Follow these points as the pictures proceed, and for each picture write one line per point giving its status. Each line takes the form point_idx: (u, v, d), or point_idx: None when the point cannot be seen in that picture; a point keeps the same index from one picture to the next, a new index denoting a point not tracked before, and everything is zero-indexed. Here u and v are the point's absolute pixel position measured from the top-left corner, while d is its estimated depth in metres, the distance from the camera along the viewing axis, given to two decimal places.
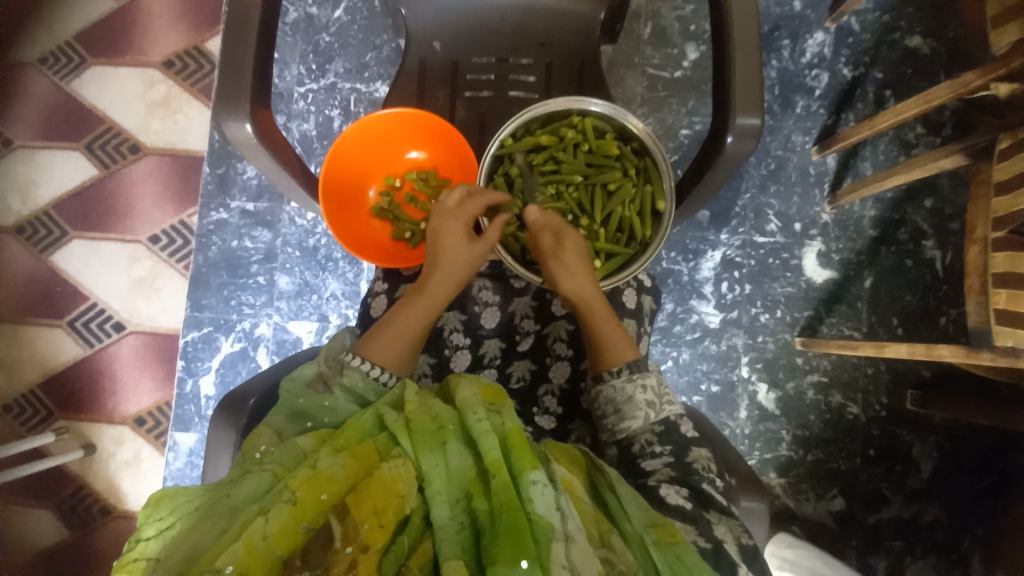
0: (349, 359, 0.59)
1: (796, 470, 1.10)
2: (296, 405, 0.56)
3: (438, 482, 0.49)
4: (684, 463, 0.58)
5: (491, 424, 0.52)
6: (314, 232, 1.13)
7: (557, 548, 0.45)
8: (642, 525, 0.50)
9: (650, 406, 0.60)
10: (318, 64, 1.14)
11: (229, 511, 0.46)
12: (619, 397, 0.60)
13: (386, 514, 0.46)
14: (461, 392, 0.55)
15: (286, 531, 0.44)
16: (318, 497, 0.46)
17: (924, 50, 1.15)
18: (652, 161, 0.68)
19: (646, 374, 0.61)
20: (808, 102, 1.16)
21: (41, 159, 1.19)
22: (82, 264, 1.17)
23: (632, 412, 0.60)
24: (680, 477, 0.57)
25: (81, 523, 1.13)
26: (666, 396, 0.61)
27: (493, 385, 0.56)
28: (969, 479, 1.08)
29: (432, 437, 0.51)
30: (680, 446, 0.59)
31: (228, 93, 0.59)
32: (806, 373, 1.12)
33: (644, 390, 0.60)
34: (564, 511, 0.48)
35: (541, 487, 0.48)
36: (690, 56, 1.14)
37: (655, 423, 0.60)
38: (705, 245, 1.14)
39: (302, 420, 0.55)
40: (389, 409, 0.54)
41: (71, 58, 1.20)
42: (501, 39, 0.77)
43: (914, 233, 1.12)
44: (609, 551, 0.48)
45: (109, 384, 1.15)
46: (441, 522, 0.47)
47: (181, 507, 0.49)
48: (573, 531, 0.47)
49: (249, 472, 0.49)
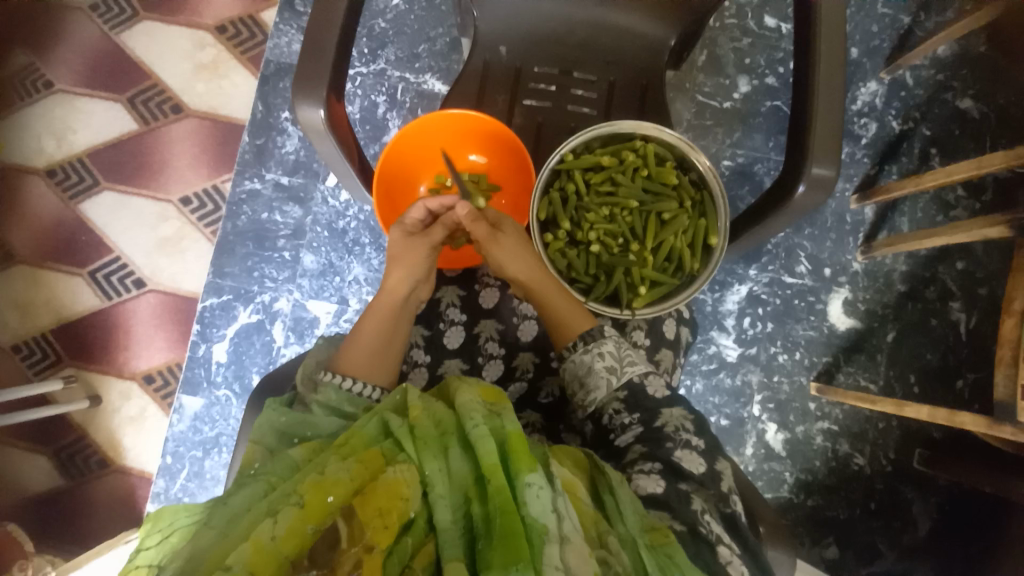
0: (323, 378, 0.60)
1: (794, 513, 1.10)
2: (279, 425, 0.55)
3: (442, 486, 0.48)
4: (654, 429, 0.57)
5: (490, 427, 0.50)
6: (345, 214, 1.13)
7: (551, 550, 0.44)
8: (637, 529, 0.48)
9: (611, 372, 0.60)
10: (370, 48, 1.13)
11: (231, 516, 0.46)
12: (580, 371, 0.61)
13: (391, 515, 0.45)
14: (460, 395, 0.54)
15: (295, 532, 0.44)
16: (325, 499, 0.45)
17: (975, 113, 1.14)
18: (709, 195, 0.69)
19: (601, 341, 0.61)
20: (854, 149, 1.15)
21: (81, 106, 1.19)
22: (110, 216, 1.17)
23: (595, 383, 0.60)
24: (650, 452, 0.55)
25: (76, 473, 1.13)
26: (627, 359, 0.61)
27: (493, 387, 0.55)
28: (966, 546, 1.08)
29: (435, 443, 0.50)
30: (649, 412, 0.58)
31: (305, 76, 0.59)
32: (816, 419, 1.11)
33: (602, 358, 0.60)
34: (560, 513, 0.46)
35: (537, 490, 0.46)
36: (742, 88, 1.14)
37: (620, 390, 0.59)
38: (732, 278, 1.13)
39: (288, 438, 0.54)
40: (392, 414, 0.52)
41: (126, 10, 1.20)
42: (568, 51, 0.77)
43: (942, 293, 1.12)
44: (605, 552, 0.46)
45: (123, 339, 1.15)
46: (444, 525, 0.47)
47: (179, 521, 0.49)
48: (568, 533, 0.45)
49: (245, 484, 0.49)
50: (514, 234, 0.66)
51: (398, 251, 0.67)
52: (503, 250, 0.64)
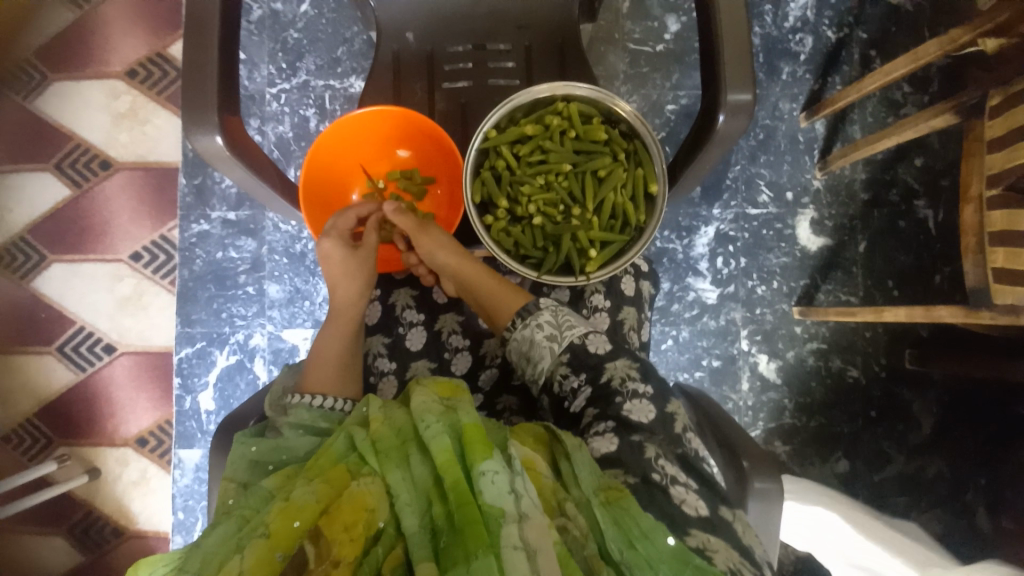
0: (291, 400, 0.61)
1: (800, 436, 1.12)
2: (251, 456, 0.54)
3: (405, 493, 0.46)
4: (602, 385, 0.57)
5: (446, 423, 0.49)
6: (300, 237, 1.11)
7: (510, 530, 0.43)
8: (591, 489, 0.47)
9: (552, 340, 0.60)
10: (288, 62, 1.09)
11: (202, 559, 0.45)
12: (525, 346, 0.62)
13: (356, 529, 0.45)
14: (416, 397, 0.52)
15: (263, 562, 0.43)
16: (291, 525, 0.45)
17: (908, 5, 1.12)
18: (641, 143, 0.68)
19: (536, 313, 0.62)
20: (794, 67, 1.13)
21: (9, 182, 1.15)
22: (65, 288, 1.14)
23: (539, 353, 0.61)
24: (602, 411, 0.55)
25: (92, 546, 1.13)
26: (566, 324, 0.61)
27: (451, 381, 0.54)
28: (969, 433, 1.10)
29: (397, 451, 0.49)
30: (595, 369, 0.58)
31: (194, 106, 0.58)
32: (805, 341, 1.12)
33: (540, 328, 0.61)
34: (518, 493, 0.44)
35: (492, 476, 0.45)
36: (672, 27, 1.11)
37: (564, 354, 0.60)
38: (697, 221, 1.12)
39: (261, 466, 0.53)
40: (357, 429, 0.51)
41: (30, 73, 1.14)
42: (478, 25, 0.75)
43: (905, 193, 1.12)
44: (565, 519, 0.46)
45: (107, 407, 1.13)
46: (411, 530, 0.45)
47: (159, 571, 0.48)
48: (527, 510, 0.44)
49: (220, 521, 0.48)
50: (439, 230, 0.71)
51: (338, 267, 0.70)
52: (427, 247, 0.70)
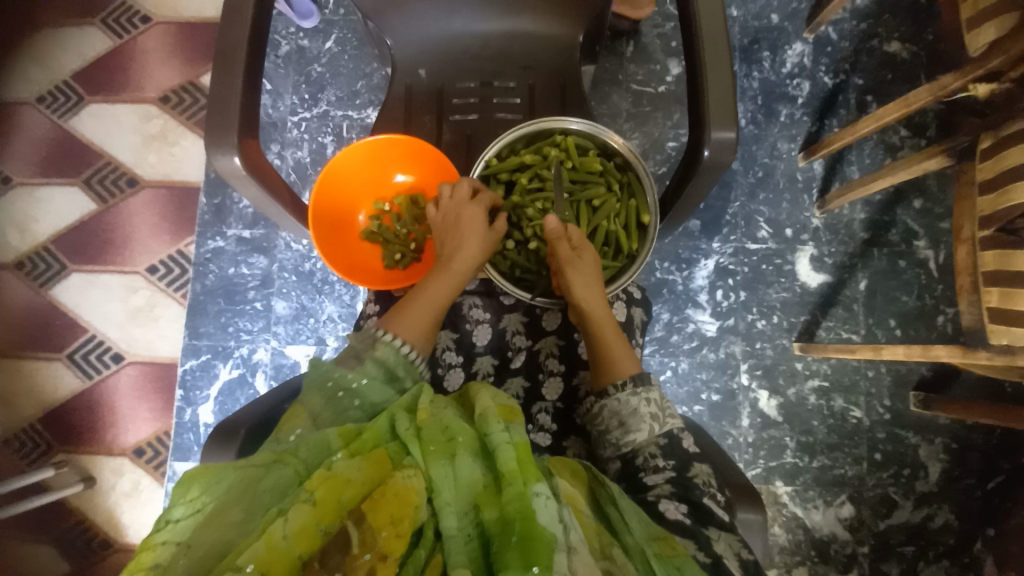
0: (382, 335, 0.61)
1: (802, 478, 1.09)
2: (326, 392, 0.56)
3: (448, 492, 0.48)
4: (685, 477, 0.58)
5: (503, 437, 0.51)
6: (310, 256, 1.14)
7: (560, 558, 0.44)
8: (646, 540, 0.50)
9: (654, 418, 0.62)
10: (310, 93, 1.17)
11: (257, 505, 0.46)
12: (623, 410, 0.63)
13: (402, 523, 0.45)
14: (476, 406, 0.55)
15: (306, 531, 0.43)
16: (336, 499, 0.45)
17: (902, 55, 1.17)
18: (634, 175, 0.73)
19: (649, 387, 0.63)
20: (792, 110, 1.17)
21: (40, 195, 1.21)
22: (82, 297, 1.18)
23: (637, 424, 0.62)
24: (680, 493, 0.57)
25: (78, 558, 1.12)
26: (668, 409, 0.63)
27: (508, 402, 0.56)
28: (977, 483, 1.07)
29: (443, 448, 0.50)
30: (683, 461, 0.60)
31: (216, 129, 0.62)
32: (806, 378, 1.11)
33: (648, 403, 0.62)
34: (567, 522, 0.47)
35: (546, 499, 0.47)
36: (673, 70, 1.17)
37: (660, 435, 0.61)
38: (697, 254, 1.14)
39: (336, 402, 0.55)
40: (402, 416, 0.53)
41: (70, 97, 1.23)
42: (485, 63, 0.81)
43: (905, 234, 1.13)
44: (611, 562, 0.47)
45: (109, 415, 1.15)
46: (450, 532, 0.47)
47: (214, 488, 0.46)
48: (576, 543, 0.46)
49: (276, 465, 0.48)
50: (591, 262, 0.69)
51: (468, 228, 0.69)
52: (576, 272, 0.68)
